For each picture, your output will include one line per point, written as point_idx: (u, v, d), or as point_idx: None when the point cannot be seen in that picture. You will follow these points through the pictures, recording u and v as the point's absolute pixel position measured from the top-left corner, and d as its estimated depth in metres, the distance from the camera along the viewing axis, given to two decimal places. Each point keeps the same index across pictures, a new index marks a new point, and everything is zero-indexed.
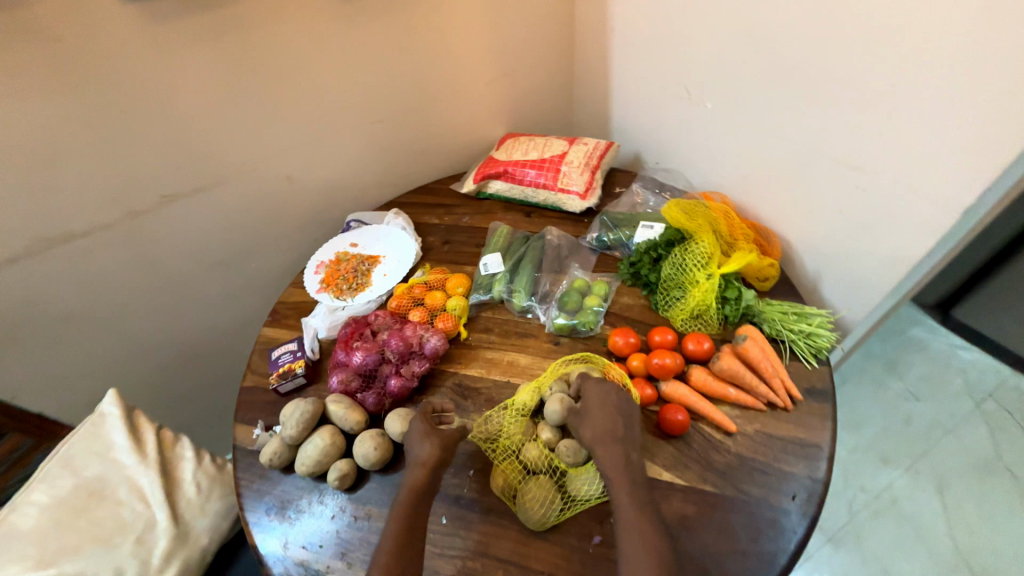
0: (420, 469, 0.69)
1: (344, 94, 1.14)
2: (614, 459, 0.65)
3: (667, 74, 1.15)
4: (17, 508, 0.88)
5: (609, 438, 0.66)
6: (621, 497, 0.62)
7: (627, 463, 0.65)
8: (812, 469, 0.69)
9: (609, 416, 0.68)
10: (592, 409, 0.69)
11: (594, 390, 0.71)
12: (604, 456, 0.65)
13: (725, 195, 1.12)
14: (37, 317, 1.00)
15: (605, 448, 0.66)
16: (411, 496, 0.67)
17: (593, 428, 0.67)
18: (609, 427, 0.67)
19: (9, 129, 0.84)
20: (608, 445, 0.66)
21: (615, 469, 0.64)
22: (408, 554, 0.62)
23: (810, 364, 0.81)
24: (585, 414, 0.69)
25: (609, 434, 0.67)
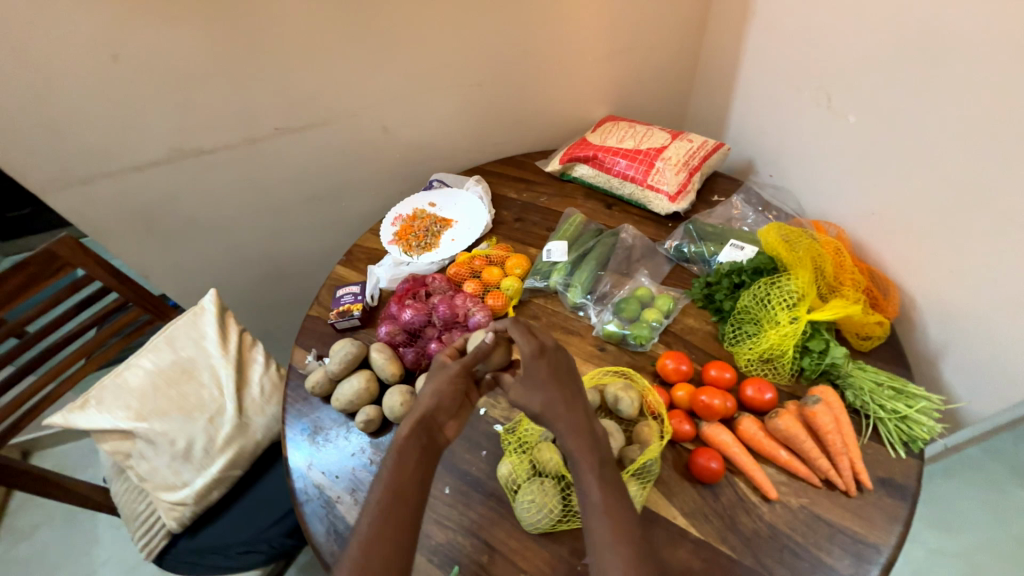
0: (409, 416, 0.65)
1: (450, 52, 1.13)
2: (576, 439, 0.61)
3: (807, 74, 0.98)
4: (130, 366, 1.07)
5: (560, 411, 0.63)
6: (588, 480, 0.59)
7: (591, 440, 0.62)
8: (859, 571, 0.59)
9: (554, 389, 0.64)
10: (539, 375, 0.65)
11: (536, 351, 0.66)
12: (564, 432, 0.62)
13: (843, 228, 0.95)
14: (168, 214, 1.18)
15: (563, 420, 0.62)
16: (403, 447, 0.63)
17: (541, 396, 0.64)
18: (558, 398, 0.64)
19: (166, 49, 0.96)
20: (563, 417, 0.63)
21: (578, 445, 0.61)
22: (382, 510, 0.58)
23: (895, 451, 0.68)
24: (530, 378, 0.65)
25: (561, 403, 0.63)
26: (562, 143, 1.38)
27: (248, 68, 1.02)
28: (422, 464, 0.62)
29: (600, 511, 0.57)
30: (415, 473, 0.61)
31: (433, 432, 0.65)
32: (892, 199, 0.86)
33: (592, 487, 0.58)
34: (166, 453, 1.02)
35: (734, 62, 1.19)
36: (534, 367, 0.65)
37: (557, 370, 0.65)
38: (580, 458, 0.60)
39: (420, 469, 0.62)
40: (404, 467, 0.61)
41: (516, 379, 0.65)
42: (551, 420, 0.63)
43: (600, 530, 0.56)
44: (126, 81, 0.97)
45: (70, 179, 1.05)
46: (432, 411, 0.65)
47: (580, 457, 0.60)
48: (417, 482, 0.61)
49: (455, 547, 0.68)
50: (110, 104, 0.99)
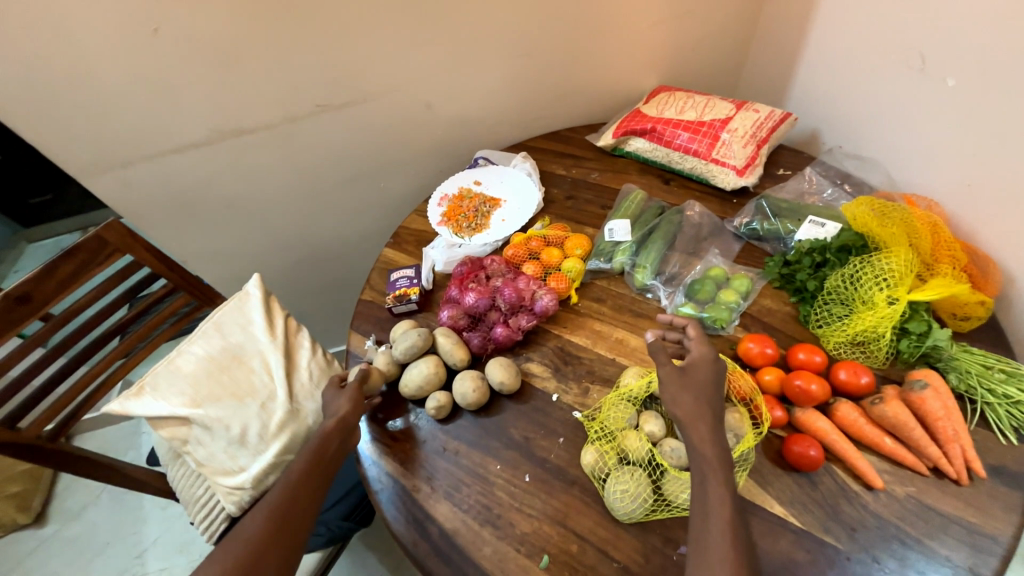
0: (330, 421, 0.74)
1: (501, 20, 1.06)
2: (714, 448, 0.58)
3: (897, 34, 0.90)
4: (182, 353, 1.04)
5: (707, 418, 0.60)
6: (714, 488, 0.56)
7: (726, 452, 0.58)
8: (977, 562, 0.56)
9: (708, 396, 0.62)
10: (699, 377, 0.63)
11: (703, 359, 0.65)
12: (703, 438, 0.59)
13: (932, 201, 0.89)
14: (208, 198, 1.14)
15: (706, 426, 0.60)
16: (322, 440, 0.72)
17: (695, 399, 0.62)
18: (711, 407, 0.61)
19: (206, 21, 0.90)
20: (707, 423, 0.60)
21: (714, 455, 0.58)
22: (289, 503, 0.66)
23: (1007, 438, 0.64)
24: (688, 377, 0.64)
25: (709, 410, 0.61)
26: (610, 116, 1.31)
27: (293, 39, 0.96)
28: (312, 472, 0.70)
29: (719, 522, 0.54)
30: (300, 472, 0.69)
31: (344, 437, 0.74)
32: (994, 170, 0.80)
33: (716, 497, 0.55)
34: (222, 438, 0.99)
35: (804, 24, 1.10)
36: (695, 367, 0.64)
37: (716, 381, 0.63)
38: (710, 468, 0.57)
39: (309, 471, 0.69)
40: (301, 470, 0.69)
41: (673, 372, 0.64)
42: (694, 423, 0.60)
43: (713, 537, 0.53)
44: (168, 57, 0.92)
45: (109, 162, 1.01)
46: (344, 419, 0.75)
47: (710, 466, 0.57)
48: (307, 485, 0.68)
49: (542, 537, 0.66)
50: (151, 81, 0.94)
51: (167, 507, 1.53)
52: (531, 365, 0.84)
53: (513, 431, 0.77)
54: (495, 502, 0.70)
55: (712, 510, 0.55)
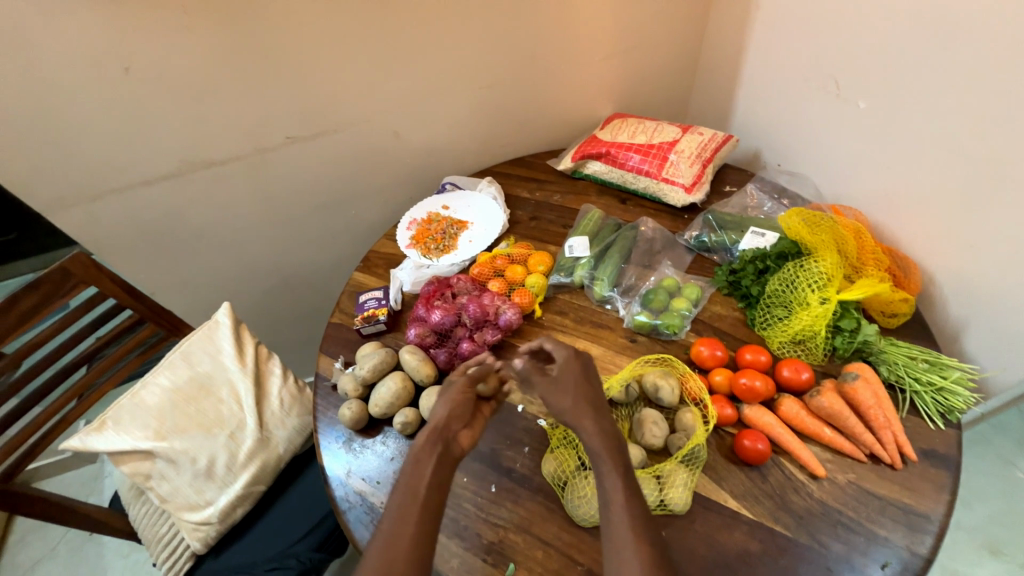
0: (427, 431, 0.66)
1: (461, 56, 1.13)
2: (596, 434, 0.63)
3: (815, 62, 1.00)
4: (146, 385, 0.98)
5: (589, 412, 0.64)
6: (609, 473, 0.60)
7: (613, 439, 0.63)
8: (913, 541, 0.60)
9: (586, 394, 0.66)
10: (568, 380, 0.68)
11: (569, 361, 0.70)
12: (591, 433, 0.63)
13: (859, 211, 0.98)
14: (176, 229, 1.15)
15: (592, 421, 0.64)
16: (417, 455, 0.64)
17: (573, 400, 0.66)
18: (587, 402, 0.65)
19: (177, 60, 0.94)
20: (592, 417, 0.64)
21: (603, 446, 0.62)
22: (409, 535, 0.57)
23: (934, 423, 0.70)
24: (559, 381, 0.68)
25: (586, 408, 0.65)
26: (570, 141, 1.39)
27: (263, 77, 1.01)
28: (438, 473, 0.63)
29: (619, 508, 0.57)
30: (430, 479, 0.62)
31: (445, 446, 0.65)
32: (906, 180, 0.89)
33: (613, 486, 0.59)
34: (188, 471, 0.94)
35: (739, 56, 1.21)
36: (564, 372, 0.68)
37: (584, 378, 0.68)
38: (601, 454, 0.61)
39: (436, 473, 0.62)
40: (421, 475, 0.62)
41: (543, 381, 0.68)
42: (580, 418, 0.64)
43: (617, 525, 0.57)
44: (138, 94, 0.95)
45: (77, 196, 1.02)
46: (445, 421, 0.67)
47: (598, 452, 0.61)
48: (434, 486, 0.61)
49: (509, 545, 0.67)
50: (122, 117, 0.97)
51: (129, 555, 1.45)
52: None
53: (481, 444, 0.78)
54: (462, 514, 0.71)
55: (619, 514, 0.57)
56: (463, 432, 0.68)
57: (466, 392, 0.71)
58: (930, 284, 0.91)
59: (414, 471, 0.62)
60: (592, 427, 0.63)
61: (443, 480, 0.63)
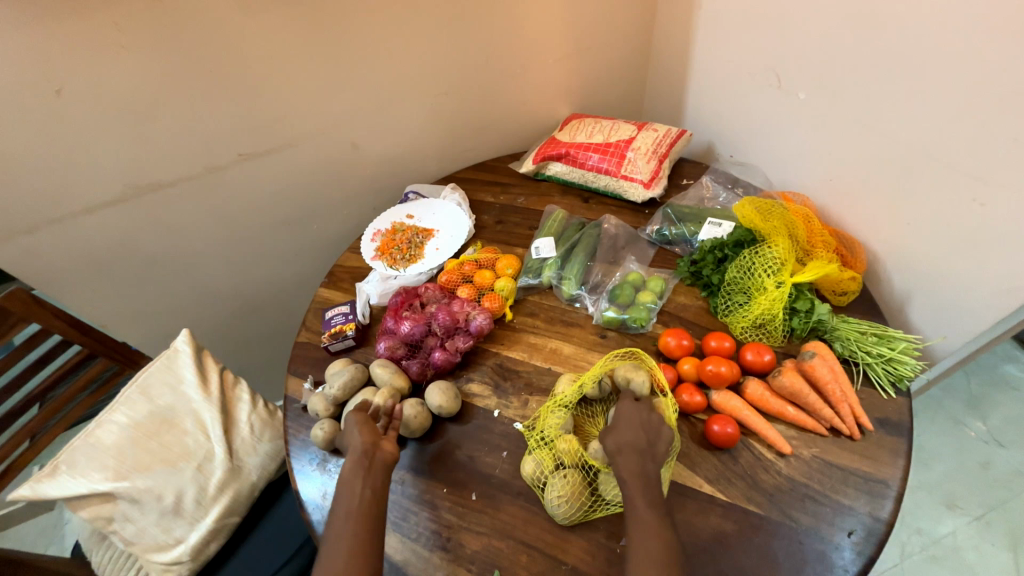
0: (351, 457, 0.68)
1: (415, 64, 1.13)
2: (644, 504, 0.60)
3: (757, 57, 1.05)
4: (101, 424, 0.93)
5: (637, 453, 0.63)
6: (646, 543, 0.57)
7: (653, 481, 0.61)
8: (875, 507, 0.63)
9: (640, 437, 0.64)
10: (628, 424, 0.66)
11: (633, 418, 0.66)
12: (631, 471, 0.61)
13: (806, 196, 1.03)
14: (125, 256, 1.10)
15: (642, 489, 0.61)
16: (348, 482, 0.66)
17: (625, 440, 0.64)
18: (645, 468, 0.62)
19: (113, 79, 0.89)
20: (638, 458, 0.62)
21: (648, 518, 0.59)
22: (364, 543, 0.61)
23: (887, 393, 0.74)
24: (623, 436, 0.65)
25: (645, 474, 0.61)
26: (531, 143, 1.40)
27: (209, 93, 0.98)
28: (370, 484, 0.66)
29: (644, 530, 0.58)
30: (363, 493, 0.65)
31: (369, 460, 0.67)
32: (846, 164, 0.95)
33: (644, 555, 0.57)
34: (154, 510, 0.89)
35: (686, 55, 1.26)
36: (623, 417, 0.66)
37: (646, 423, 0.65)
38: (644, 525, 0.59)
39: (367, 486, 0.66)
40: (355, 492, 0.65)
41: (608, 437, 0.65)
42: (634, 487, 0.61)
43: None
44: (74, 118, 0.90)
45: (11, 229, 0.96)
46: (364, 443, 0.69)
47: (643, 520, 0.59)
48: (368, 498, 0.65)
49: (493, 552, 0.67)
50: (55, 142, 0.91)
51: None
52: (472, 385, 0.86)
53: (459, 452, 0.77)
54: (443, 525, 0.70)
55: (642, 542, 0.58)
56: (385, 440, 0.70)
57: (366, 416, 0.74)
58: (875, 261, 0.96)
59: (348, 489, 0.65)
60: (640, 498, 0.60)
61: (377, 489, 0.66)
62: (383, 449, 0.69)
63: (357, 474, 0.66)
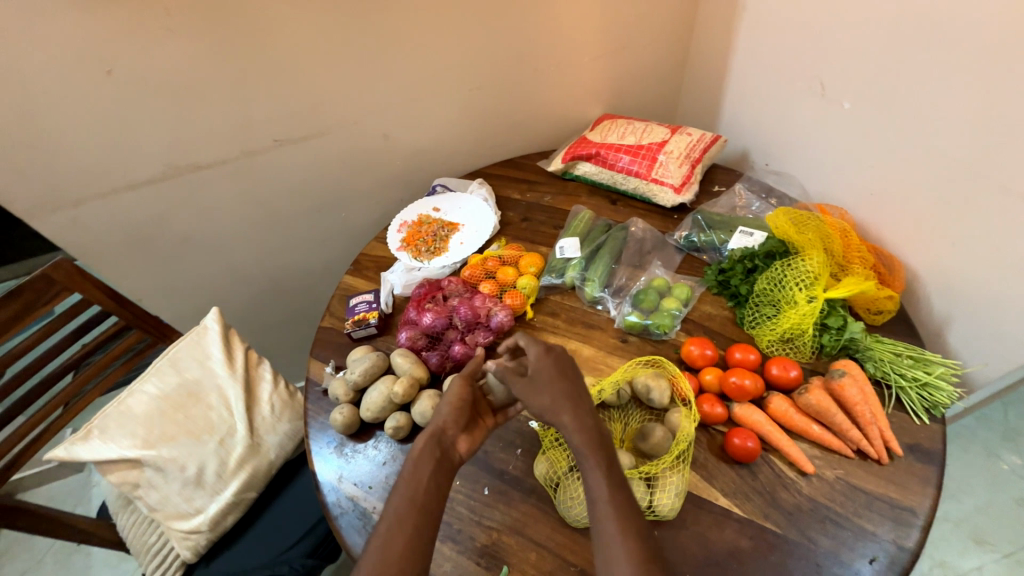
0: (431, 438, 0.66)
1: (450, 57, 1.13)
2: (579, 432, 0.62)
3: (800, 63, 1.02)
4: (133, 393, 0.97)
5: (568, 409, 0.64)
6: (592, 468, 0.60)
7: (595, 433, 0.63)
8: (900, 535, 0.61)
9: (561, 389, 0.66)
10: (546, 378, 0.66)
11: (540, 356, 0.68)
12: (569, 428, 0.63)
13: (844, 209, 1.00)
14: (162, 233, 1.14)
15: (571, 417, 0.63)
16: (422, 461, 0.63)
17: (551, 398, 0.65)
18: (567, 403, 0.64)
19: (160, 61, 0.92)
20: (568, 413, 0.64)
21: (585, 444, 0.62)
22: (414, 534, 0.58)
23: (919, 418, 0.71)
24: (538, 380, 0.67)
25: (567, 406, 0.64)
26: (560, 142, 1.39)
27: (250, 79, 1.00)
28: (437, 478, 0.63)
29: (605, 502, 0.58)
30: (429, 486, 0.62)
31: (444, 454, 0.65)
32: (889, 178, 0.91)
33: (597, 485, 0.59)
34: (177, 479, 0.93)
35: (725, 58, 1.23)
36: (540, 371, 0.67)
37: (559, 370, 0.67)
38: (583, 451, 0.61)
39: (434, 479, 0.62)
40: (422, 480, 0.62)
41: (519, 382, 0.67)
42: (562, 417, 0.64)
43: (603, 512, 0.57)
44: (123, 98, 0.94)
45: (59, 201, 1.00)
46: (446, 429, 0.67)
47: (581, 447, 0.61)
48: (431, 493, 0.61)
49: (502, 548, 0.67)
50: (104, 120, 0.95)
51: (118, 565, 1.43)
52: None
53: None
54: (454, 517, 0.70)
55: (603, 523, 0.57)
56: (462, 438, 0.68)
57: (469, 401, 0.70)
58: (915, 280, 0.93)
59: (416, 475, 0.62)
60: (574, 428, 0.63)
61: (439, 486, 0.63)
62: (456, 448, 0.67)
63: (428, 458, 0.64)
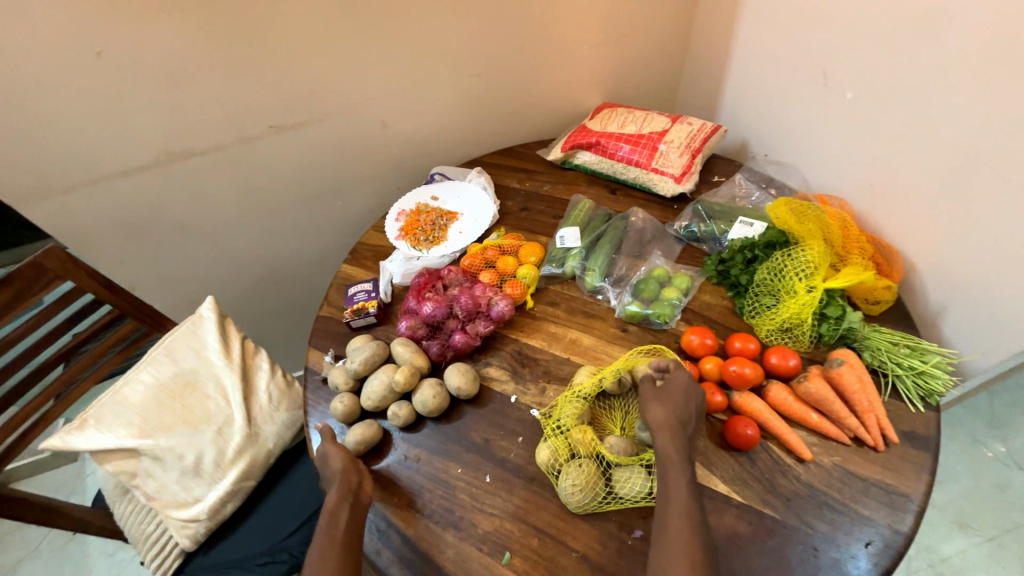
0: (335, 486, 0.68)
1: (448, 42, 1.11)
2: (675, 445, 0.63)
3: (802, 53, 1.01)
4: (129, 382, 0.96)
5: (673, 428, 0.64)
6: (676, 479, 0.60)
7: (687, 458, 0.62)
8: (895, 520, 0.62)
9: (679, 409, 0.65)
10: (671, 394, 0.66)
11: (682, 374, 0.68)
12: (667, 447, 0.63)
13: (843, 200, 1.00)
14: (155, 221, 1.12)
15: (671, 436, 0.63)
16: (332, 510, 0.66)
17: (662, 412, 0.65)
18: (679, 418, 0.65)
19: (149, 43, 0.90)
20: (671, 433, 0.63)
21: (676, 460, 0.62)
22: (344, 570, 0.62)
23: (915, 406, 0.72)
24: (662, 392, 0.67)
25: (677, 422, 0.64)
26: (559, 130, 1.38)
27: (244, 63, 0.98)
28: (354, 517, 0.67)
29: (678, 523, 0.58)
30: (348, 525, 0.66)
31: (353, 495, 0.68)
32: (889, 171, 0.91)
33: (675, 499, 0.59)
34: (175, 468, 0.92)
35: (726, 48, 1.22)
36: (669, 384, 0.67)
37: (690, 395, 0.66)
38: (671, 462, 0.62)
39: (351, 518, 0.66)
40: (339, 521, 0.65)
41: (652, 385, 0.67)
42: (665, 429, 0.64)
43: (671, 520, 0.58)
44: (112, 81, 0.91)
45: (50, 188, 0.98)
46: (349, 475, 0.70)
47: (670, 457, 0.62)
48: (352, 530, 0.66)
49: (504, 534, 0.67)
50: (93, 103, 0.92)
51: (114, 554, 1.42)
52: (490, 369, 0.86)
53: (475, 434, 0.78)
54: (456, 504, 0.71)
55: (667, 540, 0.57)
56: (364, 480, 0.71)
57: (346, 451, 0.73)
58: (911, 271, 0.94)
59: (335, 520, 0.65)
60: (671, 440, 0.63)
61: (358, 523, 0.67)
62: (363, 489, 0.70)
63: (339, 505, 0.66)
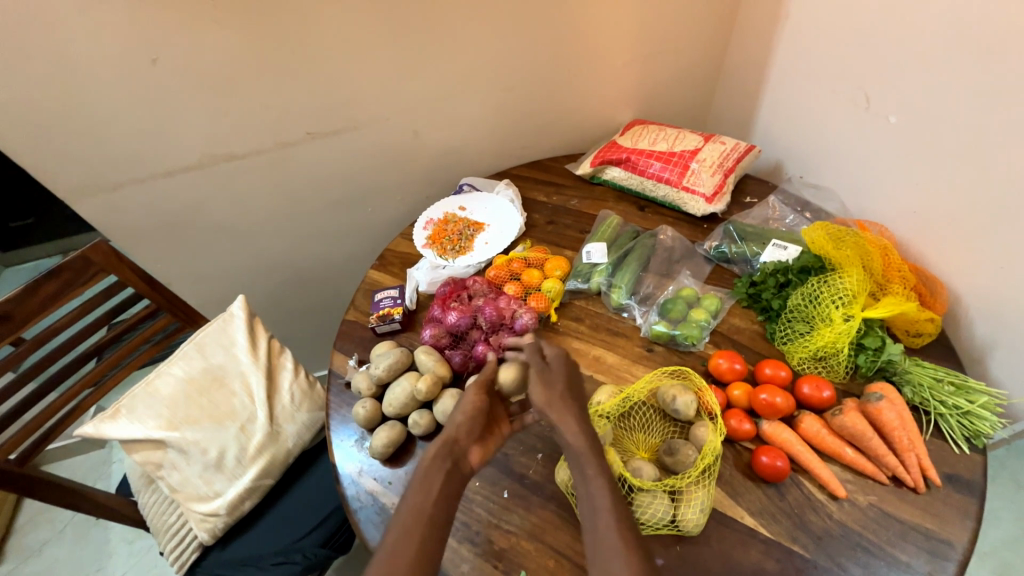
0: (441, 443, 0.66)
1: (484, 55, 1.13)
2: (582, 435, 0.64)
3: (844, 74, 0.99)
4: (161, 374, 0.99)
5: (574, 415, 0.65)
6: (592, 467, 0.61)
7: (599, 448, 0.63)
8: (936, 569, 0.59)
9: (570, 394, 0.68)
10: (555, 375, 0.70)
11: (560, 357, 0.72)
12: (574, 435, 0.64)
13: (884, 226, 0.97)
14: (194, 220, 1.16)
15: (573, 419, 0.65)
16: (431, 466, 0.63)
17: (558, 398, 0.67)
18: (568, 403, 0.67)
19: (202, 52, 0.94)
20: (574, 417, 0.65)
21: (586, 447, 0.63)
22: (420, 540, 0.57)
23: (959, 448, 0.69)
24: (549, 375, 0.70)
25: (565, 404, 0.66)
26: (588, 145, 1.38)
27: (287, 72, 1.02)
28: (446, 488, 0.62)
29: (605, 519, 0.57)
30: (438, 495, 0.61)
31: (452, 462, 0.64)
32: (935, 198, 0.88)
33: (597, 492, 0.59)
34: (199, 462, 0.94)
35: (763, 67, 1.20)
36: (553, 367, 0.71)
37: (572, 380, 0.70)
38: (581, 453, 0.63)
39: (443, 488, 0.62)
40: (430, 488, 0.61)
41: (535, 370, 0.70)
42: (549, 410, 0.66)
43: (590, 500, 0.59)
44: (166, 86, 0.96)
45: (101, 185, 1.03)
46: (455, 436, 0.67)
47: (580, 447, 0.63)
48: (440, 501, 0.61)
49: (520, 553, 0.66)
50: (145, 107, 0.97)
51: (134, 541, 1.46)
52: None
53: None
54: (473, 519, 0.70)
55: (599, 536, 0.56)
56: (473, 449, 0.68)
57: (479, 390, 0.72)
58: (956, 303, 0.90)
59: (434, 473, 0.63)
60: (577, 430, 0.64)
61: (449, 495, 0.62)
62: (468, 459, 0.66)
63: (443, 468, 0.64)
